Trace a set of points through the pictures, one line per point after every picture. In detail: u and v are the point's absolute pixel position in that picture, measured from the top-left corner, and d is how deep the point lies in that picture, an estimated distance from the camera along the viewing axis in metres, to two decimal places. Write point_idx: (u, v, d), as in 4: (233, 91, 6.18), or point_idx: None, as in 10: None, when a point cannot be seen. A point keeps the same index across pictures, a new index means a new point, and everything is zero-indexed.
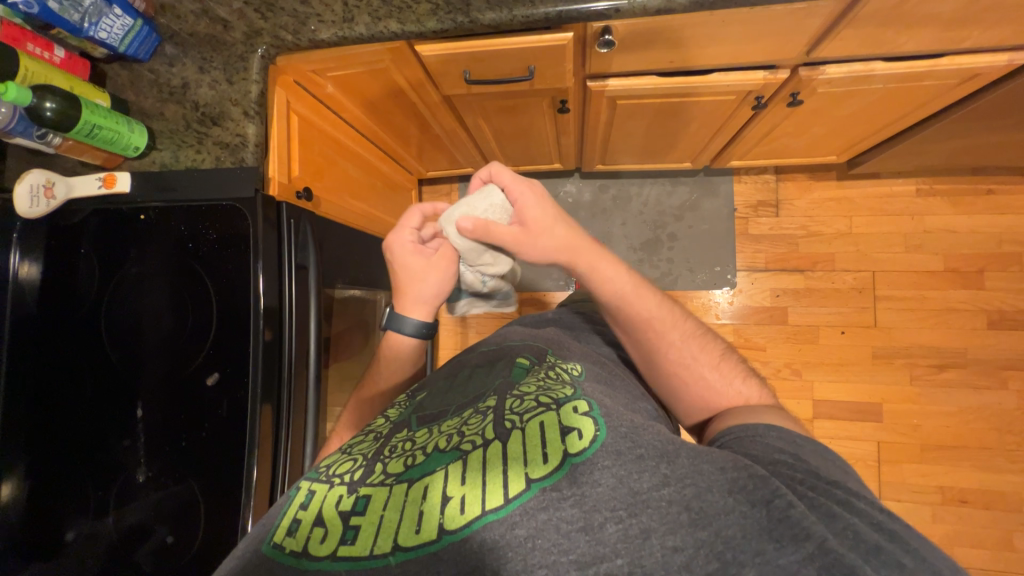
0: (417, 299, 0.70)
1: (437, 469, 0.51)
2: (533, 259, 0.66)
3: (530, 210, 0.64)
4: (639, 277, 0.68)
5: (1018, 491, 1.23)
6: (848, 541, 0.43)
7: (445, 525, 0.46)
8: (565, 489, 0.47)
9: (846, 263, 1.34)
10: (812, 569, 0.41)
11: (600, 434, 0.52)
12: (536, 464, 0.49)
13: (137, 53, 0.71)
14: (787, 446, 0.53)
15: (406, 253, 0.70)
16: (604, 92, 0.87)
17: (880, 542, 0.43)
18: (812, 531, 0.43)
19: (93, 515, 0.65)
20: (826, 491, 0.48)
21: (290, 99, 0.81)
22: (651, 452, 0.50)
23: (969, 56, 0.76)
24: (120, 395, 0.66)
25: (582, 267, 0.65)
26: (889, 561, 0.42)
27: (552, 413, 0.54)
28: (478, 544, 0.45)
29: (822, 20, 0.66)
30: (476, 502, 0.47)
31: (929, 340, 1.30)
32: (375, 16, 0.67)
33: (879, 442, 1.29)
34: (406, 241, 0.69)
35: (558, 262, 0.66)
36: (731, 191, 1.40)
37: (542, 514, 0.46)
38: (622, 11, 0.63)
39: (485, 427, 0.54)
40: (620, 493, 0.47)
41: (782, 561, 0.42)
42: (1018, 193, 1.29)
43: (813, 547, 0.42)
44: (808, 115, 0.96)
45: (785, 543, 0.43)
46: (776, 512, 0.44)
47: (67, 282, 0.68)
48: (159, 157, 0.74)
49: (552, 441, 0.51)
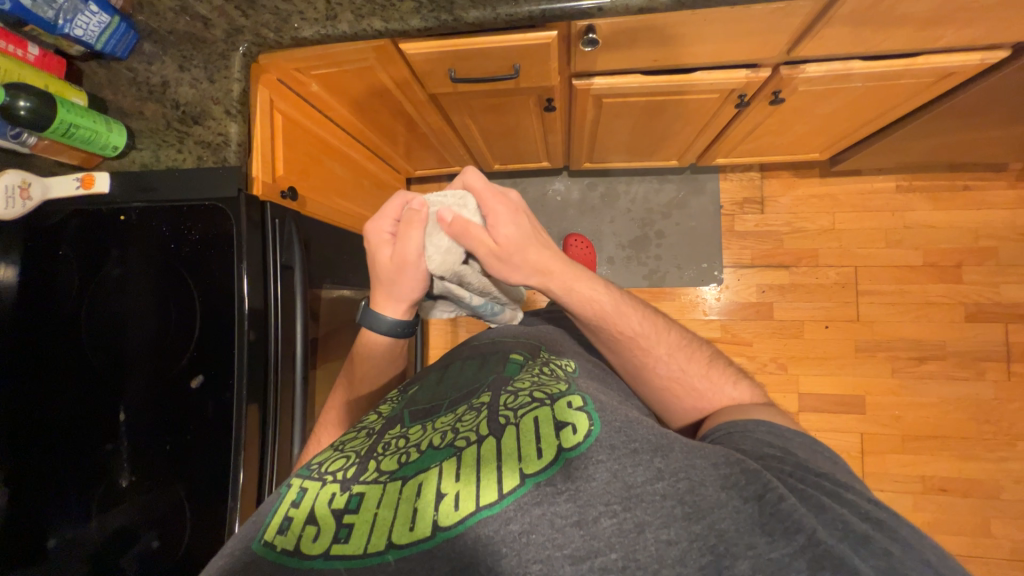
0: (392, 291, 0.66)
1: (432, 466, 0.51)
2: (506, 276, 0.66)
3: (505, 228, 0.63)
4: (617, 294, 0.69)
5: (994, 478, 1.27)
6: (837, 531, 0.44)
7: (440, 522, 0.46)
8: (560, 484, 0.48)
9: (829, 259, 1.37)
10: (804, 561, 0.42)
11: (595, 430, 0.52)
12: (531, 459, 0.50)
13: (114, 51, 0.69)
14: (775, 440, 0.55)
15: (378, 245, 0.64)
16: (590, 90, 0.88)
17: (868, 531, 0.44)
18: (803, 523, 0.44)
19: (75, 521, 0.64)
20: (815, 482, 0.49)
21: (273, 98, 0.80)
22: (645, 446, 0.51)
23: (942, 56, 0.78)
24: (102, 399, 0.65)
25: (557, 289, 0.66)
26: (879, 551, 0.42)
27: (546, 409, 0.55)
28: (474, 540, 0.45)
29: (801, 20, 0.67)
30: (470, 498, 0.47)
31: (909, 333, 1.33)
32: (359, 15, 0.67)
33: (862, 434, 1.32)
34: (384, 231, 0.64)
35: (531, 283, 0.67)
36: (717, 188, 1.42)
37: (536, 509, 0.46)
38: (605, 10, 0.63)
39: (480, 424, 0.55)
40: (615, 487, 0.48)
41: (774, 554, 0.42)
42: (992, 189, 1.33)
43: (805, 539, 0.43)
44: (790, 113, 0.98)
45: (777, 536, 0.43)
46: (768, 506, 0.45)
47: (45, 286, 0.67)
48: (139, 157, 0.72)
49: (546, 436, 0.51)
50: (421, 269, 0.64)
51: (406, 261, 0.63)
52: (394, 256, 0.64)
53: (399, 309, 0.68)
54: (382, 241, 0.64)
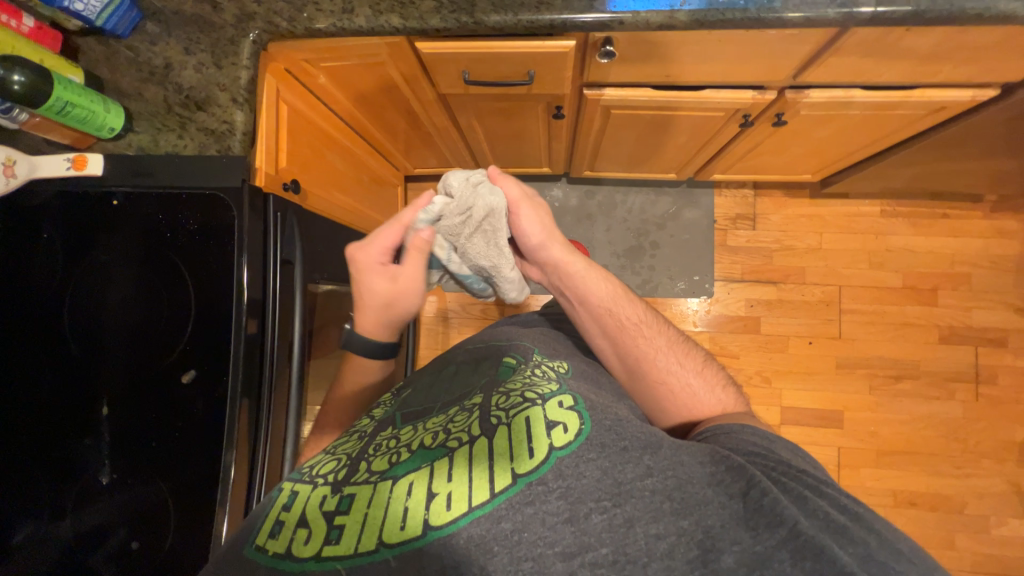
0: (381, 311, 0.70)
1: (422, 465, 0.50)
2: (531, 221, 0.72)
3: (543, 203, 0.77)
4: (624, 287, 0.74)
5: (959, 494, 1.33)
6: (819, 522, 0.45)
7: (431, 521, 0.46)
8: (551, 482, 0.48)
9: (815, 277, 1.41)
10: (786, 552, 0.43)
11: (585, 427, 0.52)
12: (522, 459, 0.49)
13: (116, 28, 0.67)
14: (761, 441, 0.56)
15: (373, 274, 0.69)
16: (599, 101, 0.88)
17: (846, 523, 0.46)
18: (785, 516, 0.45)
19: (48, 519, 0.60)
20: (798, 477, 0.50)
21: (281, 88, 0.78)
22: (634, 444, 0.51)
23: (937, 90, 0.81)
24: (82, 391, 0.62)
25: (573, 261, 0.72)
26: (857, 540, 0.44)
27: (538, 409, 0.54)
28: (465, 540, 0.45)
29: (810, 47, 0.69)
30: (462, 498, 0.47)
31: (887, 352, 1.38)
32: (377, 10, 0.66)
33: (840, 448, 1.36)
34: (375, 261, 0.68)
35: (547, 240, 0.72)
36: (712, 203, 1.45)
37: (528, 508, 0.46)
38: (626, 23, 0.64)
39: (472, 424, 0.54)
40: (605, 484, 0.48)
41: (759, 547, 0.44)
42: (969, 218, 1.40)
43: (787, 532, 0.44)
44: (789, 135, 1.01)
45: (761, 529, 0.44)
46: (752, 502, 0.46)
47: (24, 270, 0.64)
48: (136, 140, 0.69)
49: (538, 435, 0.51)
50: (412, 300, 0.70)
51: (404, 287, 0.69)
52: (390, 284, 0.69)
53: (379, 329, 0.71)
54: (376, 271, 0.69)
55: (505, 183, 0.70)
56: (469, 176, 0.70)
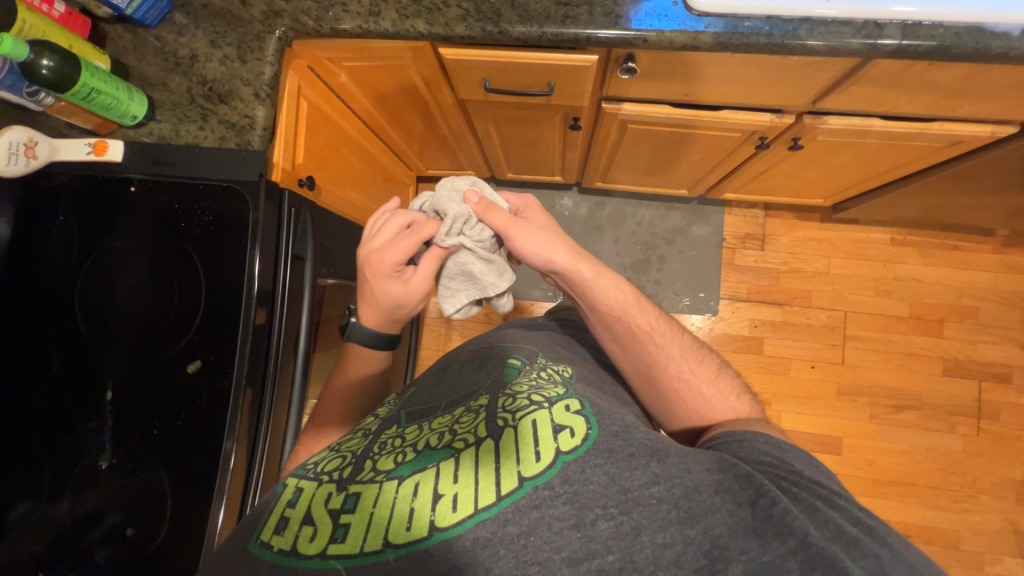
0: (379, 314, 0.68)
1: (428, 467, 0.50)
2: (527, 249, 0.66)
3: (533, 212, 0.70)
4: (639, 291, 0.71)
5: (954, 528, 1.32)
6: (829, 533, 0.45)
7: (437, 523, 0.46)
8: (558, 487, 0.47)
9: (821, 301, 1.41)
10: (795, 562, 0.43)
11: (592, 433, 0.52)
12: (530, 463, 0.49)
13: (144, 18, 0.68)
14: (772, 450, 0.55)
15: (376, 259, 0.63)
16: (617, 114, 0.89)
17: (857, 535, 0.45)
18: (795, 527, 0.45)
19: (46, 500, 0.60)
20: (808, 486, 0.50)
21: (302, 85, 0.78)
22: (642, 451, 0.51)
23: (956, 124, 0.81)
24: (87, 375, 0.63)
25: (585, 271, 0.67)
26: (867, 552, 0.44)
27: (545, 412, 0.54)
28: (470, 542, 0.45)
29: (831, 75, 0.70)
30: (468, 500, 0.47)
31: (890, 381, 1.37)
32: (403, 14, 0.67)
33: (836, 474, 1.35)
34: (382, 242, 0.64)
35: (552, 262, 0.66)
36: (721, 221, 1.45)
37: (534, 512, 0.46)
38: (650, 42, 0.64)
39: (478, 425, 0.54)
40: (612, 490, 0.48)
41: (767, 557, 0.44)
42: (980, 252, 1.39)
43: (796, 542, 0.44)
44: (805, 159, 1.00)
45: (769, 539, 0.44)
46: (761, 511, 0.46)
47: (39, 250, 0.64)
48: (157, 129, 0.70)
49: (545, 438, 0.51)
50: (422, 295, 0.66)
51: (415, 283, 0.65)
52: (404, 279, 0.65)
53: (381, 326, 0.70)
54: (390, 277, 0.64)
55: (493, 214, 0.65)
56: (455, 180, 0.67)
